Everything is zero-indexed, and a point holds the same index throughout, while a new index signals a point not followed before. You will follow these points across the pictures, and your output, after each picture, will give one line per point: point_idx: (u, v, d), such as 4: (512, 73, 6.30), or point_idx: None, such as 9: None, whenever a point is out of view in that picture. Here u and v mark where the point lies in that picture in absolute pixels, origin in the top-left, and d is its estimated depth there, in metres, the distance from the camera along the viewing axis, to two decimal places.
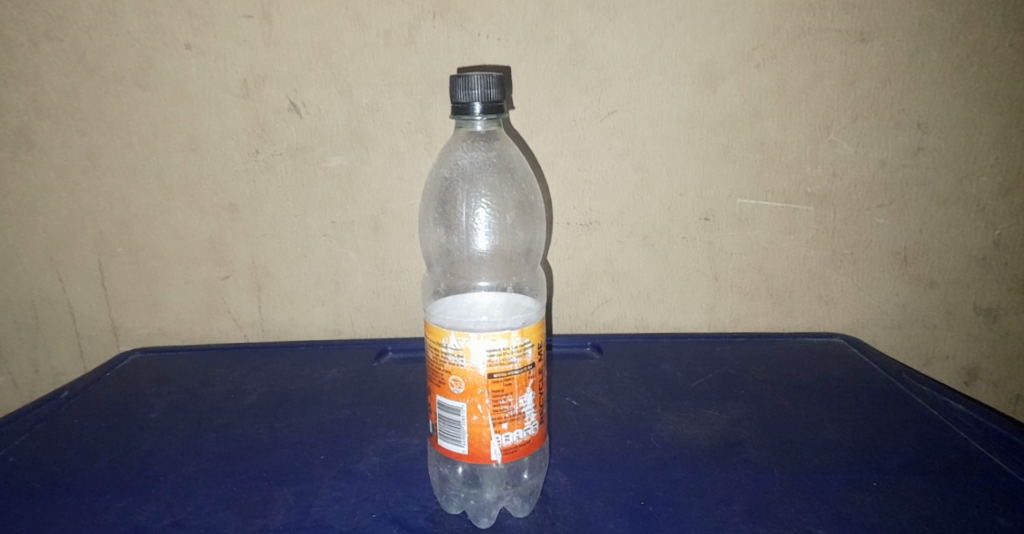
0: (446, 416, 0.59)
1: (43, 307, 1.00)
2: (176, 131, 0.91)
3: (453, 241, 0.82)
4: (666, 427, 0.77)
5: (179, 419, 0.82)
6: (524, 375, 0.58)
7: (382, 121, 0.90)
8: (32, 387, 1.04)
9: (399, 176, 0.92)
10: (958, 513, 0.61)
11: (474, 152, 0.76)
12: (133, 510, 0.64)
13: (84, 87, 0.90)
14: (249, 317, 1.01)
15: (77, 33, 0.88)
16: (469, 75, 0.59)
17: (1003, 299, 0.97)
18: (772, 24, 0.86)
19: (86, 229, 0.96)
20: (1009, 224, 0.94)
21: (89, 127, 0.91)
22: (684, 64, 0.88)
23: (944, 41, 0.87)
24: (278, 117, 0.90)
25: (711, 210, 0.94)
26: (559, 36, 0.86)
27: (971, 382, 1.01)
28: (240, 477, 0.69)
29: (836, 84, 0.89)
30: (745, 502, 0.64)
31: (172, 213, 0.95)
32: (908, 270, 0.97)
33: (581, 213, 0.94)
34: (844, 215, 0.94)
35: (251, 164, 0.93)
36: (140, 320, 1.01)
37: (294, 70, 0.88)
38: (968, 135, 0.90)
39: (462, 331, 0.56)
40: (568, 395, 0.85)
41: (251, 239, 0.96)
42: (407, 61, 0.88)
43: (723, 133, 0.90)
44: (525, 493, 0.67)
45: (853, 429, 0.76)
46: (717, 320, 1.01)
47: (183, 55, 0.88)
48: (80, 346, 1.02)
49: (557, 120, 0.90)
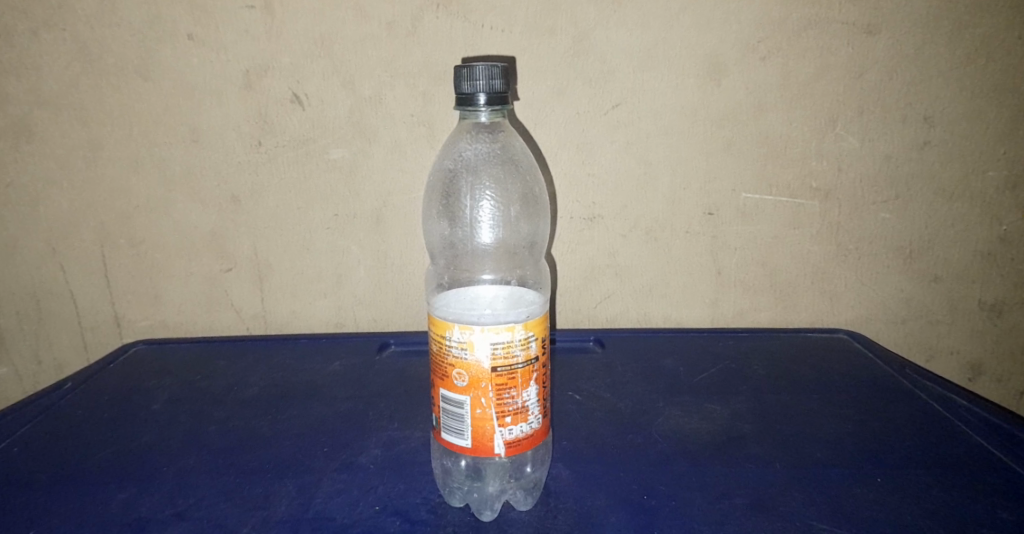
0: (449, 409, 0.59)
1: (45, 298, 1.00)
2: (177, 122, 0.91)
3: (456, 234, 0.81)
4: (669, 421, 0.77)
5: (181, 411, 0.82)
6: (528, 369, 0.58)
7: (384, 113, 0.90)
8: (34, 379, 1.04)
9: (401, 169, 0.92)
10: (961, 509, 0.61)
11: (477, 144, 0.75)
12: (134, 502, 0.64)
13: (85, 77, 0.89)
14: (251, 310, 1.01)
15: (78, 23, 0.87)
16: (473, 66, 0.58)
17: (1007, 294, 0.97)
18: (777, 17, 0.86)
19: (88, 221, 0.96)
20: (1014, 220, 0.93)
21: (90, 119, 0.91)
22: (689, 57, 0.87)
23: (950, 34, 0.86)
24: (279, 109, 0.90)
25: (714, 204, 0.94)
26: (562, 28, 0.86)
27: (975, 378, 1.01)
28: (241, 469, 0.69)
29: (841, 78, 0.88)
30: (747, 497, 0.63)
31: (173, 205, 0.95)
32: (912, 265, 0.96)
33: (584, 207, 0.94)
34: (848, 210, 0.94)
35: (252, 156, 0.92)
36: (141, 312, 1.01)
37: (296, 61, 0.88)
38: (974, 130, 0.90)
39: (465, 324, 0.56)
40: (570, 389, 0.85)
41: (253, 231, 0.96)
42: (410, 53, 0.87)
43: (727, 127, 0.90)
44: (528, 487, 0.67)
45: (856, 423, 0.76)
46: (720, 314, 1.00)
47: (184, 46, 0.88)
48: (82, 338, 1.02)
49: (560, 113, 0.89)
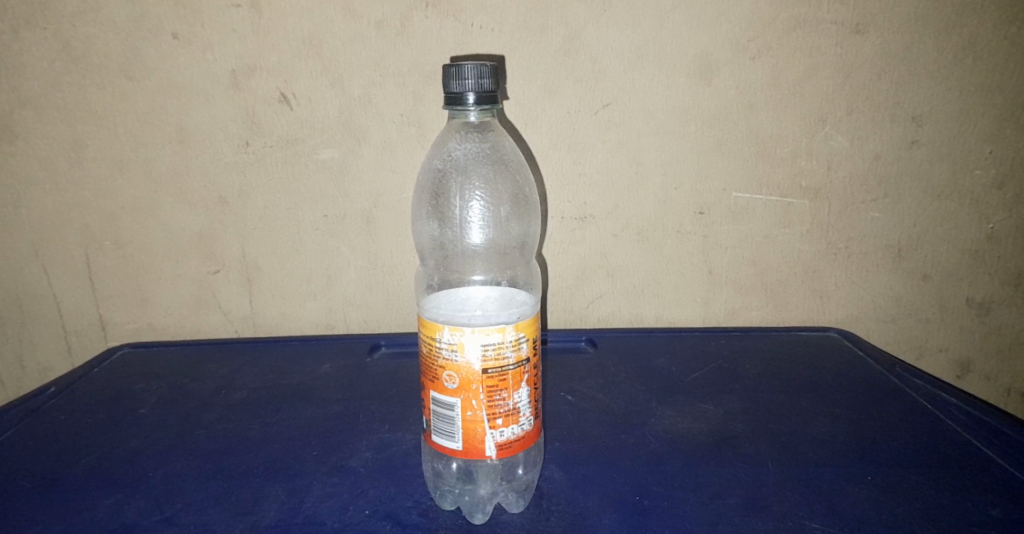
0: (440, 411, 0.58)
1: (29, 301, 0.98)
2: (164, 122, 0.90)
3: (446, 235, 0.81)
4: (662, 421, 0.77)
5: (169, 415, 0.80)
6: (519, 370, 0.58)
7: (374, 113, 0.89)
8: (19, 383, 1.03)
9: (391, 169, 0.91)
10: (952, 506, 0.61)
11: (467, 143, 0.75)
12: (119, 507, 0.63)
13: (69, 76, 0.88)
14: (239, 312, 1.00)
15: (61, 22, 0.86)
16: (462, 65, 0.58)
17: (995, 292, 0.97)
18: (768, 16, 0.86)
19: (72, 222, 0.95)
20: (1003, 217, 0.94)
21: (75, 119, 0.90)
22: (680, 55, 0.87)
23: (940, 33, 0.86)
24: (268, 109, 0.89)
25: (706, 203, 0.93)
26: (553, 27, 0.85)
27: (964, 375, 1.02)
28: (230, 473, 0.68)
29: (831, 77, 0.88)
30: (739, 496, 0.63)
31: (161, 207, 0.94)
32: (901, 263, 0.97)
33: (576, 207, 0.93)
34: (839, 208, 0.94)
35: (241, 156, 0.91)
36: (127, 315, 1.00)
37: (284, 61, 0.87)
38: (961, 128, 0.90)
39: (455, 326, 0.56)
40: (562, 390, 0.85)
41: (242, 233, 0.95)
42: (400, 52, 0.86)
43: (718, 126, 0.90)
44: (520, 488, 0.66)
45: (846, 421, 0.76)
46: (712, 314, 1.00)
47: (170, 46, 0.87)
48: (67, 342, 1.01)
49: (551, 113, 0.89)
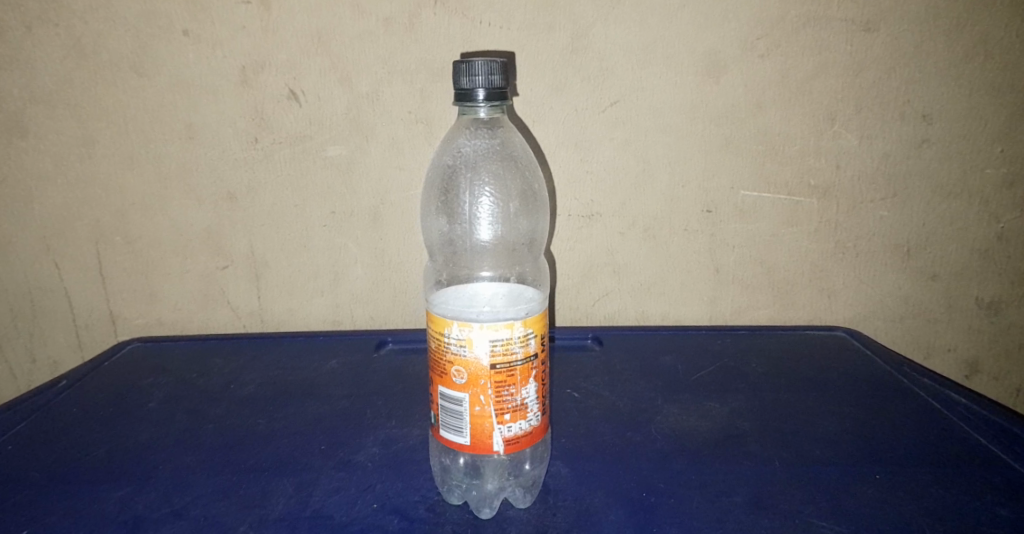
0: (448, 406, 0.59)
1: (40, 296, 0.99)
2: (173, 119, 0.90)
3: (455, 231, 0.81)
4: (668, 419, 0.77)
5: (178, 410, 0.81)
6: (527, 366, 0.58)
7: (382, 110, 0.89)
8: (29, 377, 1.04)
9: (398, 166, 0.92)
10: (959, 505, 0.61)
11: (476, 140, 0.75)
12: (130, 500, 0.63)
13: (80, 72, 0.88)
14: (247, 307, 1.00)
15: (73, 19, 0.86)
16: (473, 61, 0.58)
17: (1004, 292, 0.97)
18: (776, 15, 0.85)
19: (83, 218, 0.95)
20: (1012, 217, 0.93)
21: (86, 115, 0.90)
22: (687, 53, 0.87)
23: (949, 32, 0.86)
24: (277, 106, 0.89)
25: (713, 202, 0.93)
26: (561, 25, 0.86)
27: (972, 375, 1.01)
28: (238, 467, 0.69)
29: (840, 75, 0.88)
30: (745, 494, 0.63)
31: (170, 203, 0.94)
32: (908, 262, 0.96)
33: (582, 204, 0.93)
34: (847, 207, 0.94)
35: (250, 153, 0.92)
36: (137, 310, 1.00)
37: (293, 58, 0.87)
38: (970, 128, 0.90)
39: (464, 322, 0.56)
40: (569, 387, 0.85)
41: (250, 229, 0.95)
42: (408, 50, 0.87)
43: (725, 125, 0.90)
44: (526, 484, 0.67)
45: (853, 420, 0.76)
46: (718, 312, 1.00)
47: (181, 42, 0.87)
48: (76, 336, 1.02)
49: (558, 110, 0.89)
